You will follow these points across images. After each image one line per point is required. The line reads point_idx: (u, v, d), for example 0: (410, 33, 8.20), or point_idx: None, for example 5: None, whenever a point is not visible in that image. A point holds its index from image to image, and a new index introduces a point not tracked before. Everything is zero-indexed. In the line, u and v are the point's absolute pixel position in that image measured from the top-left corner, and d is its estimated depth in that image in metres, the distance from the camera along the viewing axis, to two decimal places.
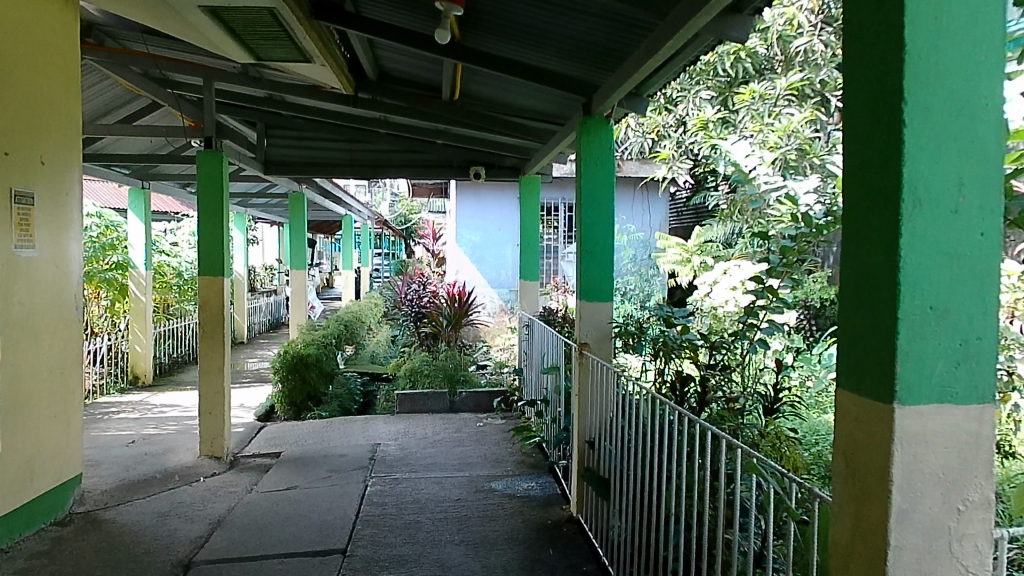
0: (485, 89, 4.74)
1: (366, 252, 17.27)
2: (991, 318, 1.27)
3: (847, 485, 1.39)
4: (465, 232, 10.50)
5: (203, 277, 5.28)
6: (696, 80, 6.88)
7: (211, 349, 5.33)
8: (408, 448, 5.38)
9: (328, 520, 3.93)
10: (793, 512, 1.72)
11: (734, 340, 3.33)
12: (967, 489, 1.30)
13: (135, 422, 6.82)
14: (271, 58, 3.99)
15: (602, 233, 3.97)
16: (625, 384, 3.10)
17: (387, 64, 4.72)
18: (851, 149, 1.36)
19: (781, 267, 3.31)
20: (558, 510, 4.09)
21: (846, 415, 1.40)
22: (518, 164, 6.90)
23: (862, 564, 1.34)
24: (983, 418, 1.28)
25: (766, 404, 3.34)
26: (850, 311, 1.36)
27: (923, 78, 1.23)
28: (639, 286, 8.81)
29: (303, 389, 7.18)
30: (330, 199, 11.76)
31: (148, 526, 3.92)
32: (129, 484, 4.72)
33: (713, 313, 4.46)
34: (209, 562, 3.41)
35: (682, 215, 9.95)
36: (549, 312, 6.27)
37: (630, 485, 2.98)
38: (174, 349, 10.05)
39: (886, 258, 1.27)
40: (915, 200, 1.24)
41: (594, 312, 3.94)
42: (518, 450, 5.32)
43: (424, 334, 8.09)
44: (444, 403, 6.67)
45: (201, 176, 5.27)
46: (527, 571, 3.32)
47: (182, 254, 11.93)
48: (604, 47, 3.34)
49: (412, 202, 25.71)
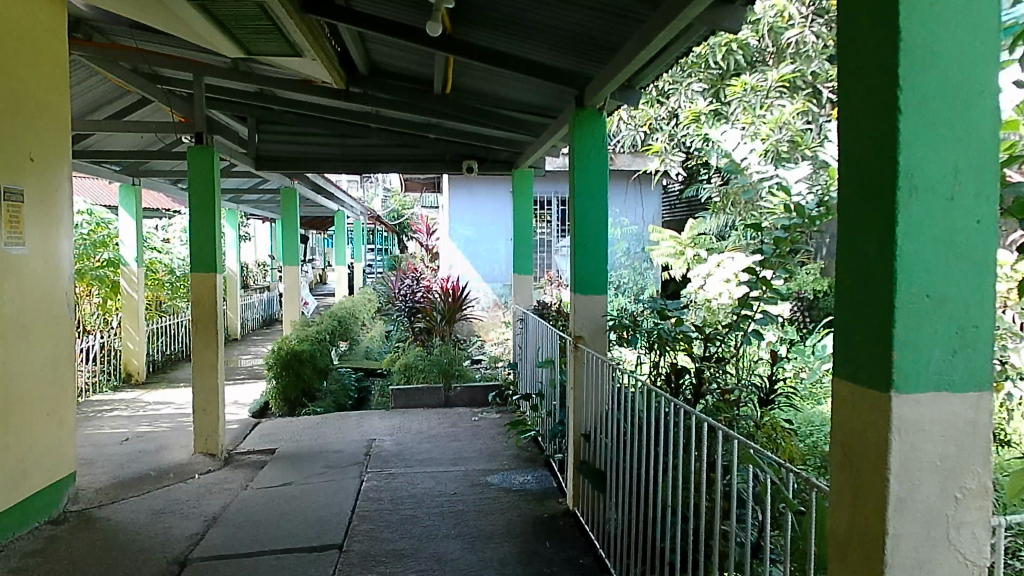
0: (477, 83, 4.72)
1: (359, 248, 17.30)
2: (987, 305, 1.26)
3: (846, 475, 1.38)
4: (458, 227, 10.47)
5: (195, 274, 5.23)
6: (688, 72, 6.74)
7: (204, 346, 5.30)
8: (403, 444, 5.36)
9: (323, 516, 3.91)
10: (789, 501, 1.70)
11: (728, 331, 3.37)
12: (965, 477, 1.29)
13: (128, 420, 6.78)
14: (262, 52, 3.96)
15: (595, 223, 3.96)
16: (620, 376, 3.08)
17: (378, 58, 4.69)
18: (847, 133, 1.36)
19: (774, 258, 3.30)
20: (555, 504, 4.08)
21: (844, 403, 1.39)
22: (511, 158, 6.84)
23: (860, 554, 1.33)
24: (981, 405, 1.28)
25: (761, 395, 3.40)
26: (845, 299, 1.36)
27: (918, 67, 1.23)
28: (633, 279, 8.83)
29: (297, 385, 7.16)
30: (322, 195, 11.71)
31: (143, 524, 3.90)
32: (124, 482, 4.70)
33: (707, 305, 4.34)
34: (204, 560, 3.39)
35: (675, 208, 10.13)
36: (543, 306, 6.26)
37: (628, 478, 2.96)
38: (167, 346, 10.02)
39: (881, 247, 1.26)
40: (911, 189, 1.23)
41: (588, 305, 3.94)
42: (514, 446, 5.23)
43: (418, 329, 8.07)
44: (439, 398, 6.70)
45: (194, 169, 5.26)
46: (524, 564, 3.32)
47: (174, 251, 11.86)
48: (597, 39, 3.32)
49: (405, 197, 25.72)
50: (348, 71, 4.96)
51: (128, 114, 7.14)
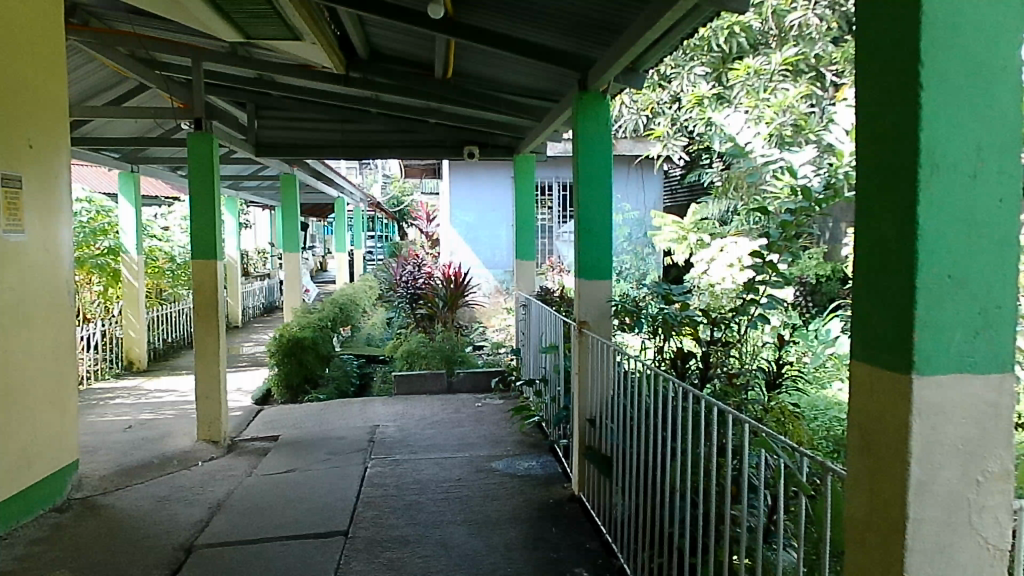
0: (479, 67, 4.68)
1: (359, 234, 17.34)
2: (1010, 286, 1.24)
3: (864, 460, 1.36)
4: (459, 213, 10.43)
5: (195, 261, 5.19)
6: (690, 56, 6.64)
7: (206, 334, 5.28)
8: (407, 430, 5.35)
9: (328, 503, 3.90)
10: (804, 486, 1.67)
11: (733, 315, 3.32)
12: (987, 460, 1.27)
13: (130, 408, 6.78)
14: (260, 36, 3.92)
15: (599, 207, 3.93)
16: (626, 362, 3.05)
17: (378, 41, 4.66)
18: (864, 107, 1.33)
19: (781, 241, 3.24)
20: (560, 489, 4.07)
21: (859, 386, 1.37)
22: (511, 142, 6.79)
23: (880, 539, 1.31)
24: (1002, 388, 1.26)
25: (767, 378, 3.32)
26: (862, 283, 1.34)
27: (940, 41, 1.20)
28: (635, 266, 8.97)
29: (299, 371, 7.15)
30: (322, 183, 11.66)
31: (148, 511, 3.89)
32: (127, 469, 4.69)
33: (710, 290, 4.31)
34: (210, 546, 3.38)
35: (676, 193, 10.14)
36: (546, 292, 6.20)
37: (635, 461, 2.95)
38: (169, 334, 10.00)
39: (902, 226, 1.24)
40: (933, 167, 1.20)
41: (592, 290, 3.89)
42: (518, 430, 5.27)
43: (419, 315, 8.06)
44: (442, 384, 6.65)
45: (192, 155, 5.19)
46: (529, 549, 3.31)
47: (173, 239, 11.84)
48: (601, 21, 3.29)
49: (403, 183, 25.71)
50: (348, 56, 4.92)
51: (126, 101, 7.08)
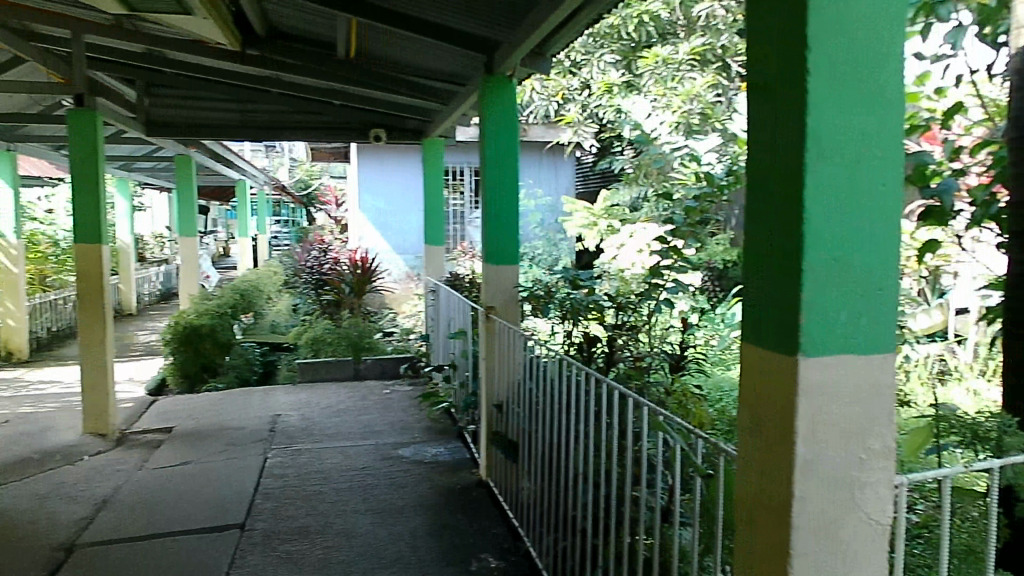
0: (382, 48, 4.59)
1: (264, 218, 16.87)
2: (890, 268, 1.27)
3: (754, 440, 1.37)
4: (368, 198, 10.25)
5: (79, 246, 4.93)
6: (600, 43, 6.79)
7: (90, 321, 5.06)
8: (311, 419, 5.23)
9: (225, 495, 3.77)
10: (698, 467, 1.70)
11: (640, 300, 3.38)
12: (870, 437, 1.31)
13: (11, 401, 6.41)
14: (148, 10, 3.73)
15: (506, 191, 3.89)
16: (534, 347, 3.04)
17: (277, 19, 4.51)
18: (753, 90, 1.33)
19: (685, 227, 3.33)
20: (467, 475, 4.05)
21: (749, 368, 1.39)
22: (419, 126, 6.69)
23: (768, 517, 1.33)
24: (884, 367, 1.29)
25: (672, 361, 3.37)
26: (751, 266, 1.35)
27: (827, 26, 1.20)
28: (547, 251, 8.81)
29: (196, 360, 6.94)
30: (222, 165, 11.27)
31: (26, 510, 3.68)
32: (6, 466, 4.43)
33: (619, 275, 4.34)
34: (94, 545, 3.22)
35: (589, 179, 10.23)
36: (455, 277, 6.16)
37: (540, 446, 2.94)
38: (54, 322, 9.51)
39: (789, 210, 1.25)
40: (819, 151, 1.21)
41: (499, 276, 3.88)
42: (426, 417, 5.22)
43: (323, 301, 7.89)
44: (348, 371, 6.56)
45: (74, 139, 4.90)
46: (434, 536, 3.27)
47: (57, 223, 11.27)
48: (506, 3, 3.25)
49: (311, 167, 25.16)
50: (246, 33, 4.73)
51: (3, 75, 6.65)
